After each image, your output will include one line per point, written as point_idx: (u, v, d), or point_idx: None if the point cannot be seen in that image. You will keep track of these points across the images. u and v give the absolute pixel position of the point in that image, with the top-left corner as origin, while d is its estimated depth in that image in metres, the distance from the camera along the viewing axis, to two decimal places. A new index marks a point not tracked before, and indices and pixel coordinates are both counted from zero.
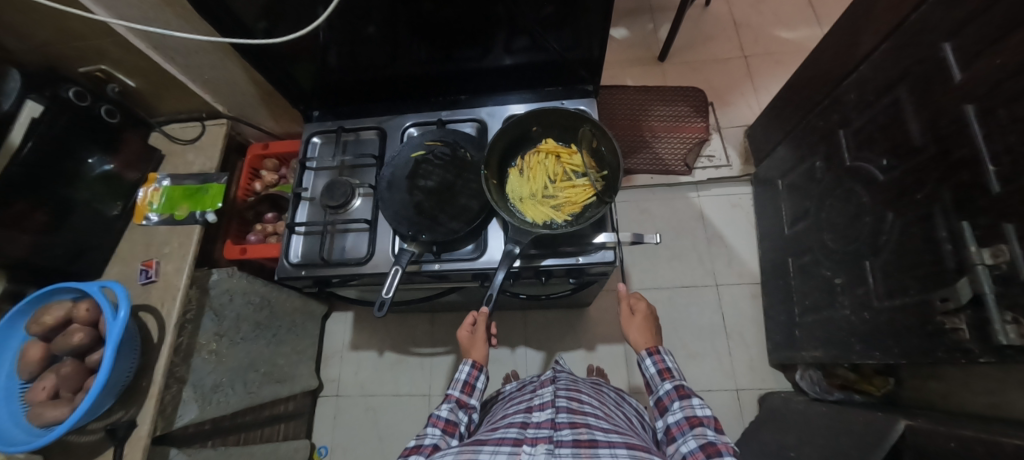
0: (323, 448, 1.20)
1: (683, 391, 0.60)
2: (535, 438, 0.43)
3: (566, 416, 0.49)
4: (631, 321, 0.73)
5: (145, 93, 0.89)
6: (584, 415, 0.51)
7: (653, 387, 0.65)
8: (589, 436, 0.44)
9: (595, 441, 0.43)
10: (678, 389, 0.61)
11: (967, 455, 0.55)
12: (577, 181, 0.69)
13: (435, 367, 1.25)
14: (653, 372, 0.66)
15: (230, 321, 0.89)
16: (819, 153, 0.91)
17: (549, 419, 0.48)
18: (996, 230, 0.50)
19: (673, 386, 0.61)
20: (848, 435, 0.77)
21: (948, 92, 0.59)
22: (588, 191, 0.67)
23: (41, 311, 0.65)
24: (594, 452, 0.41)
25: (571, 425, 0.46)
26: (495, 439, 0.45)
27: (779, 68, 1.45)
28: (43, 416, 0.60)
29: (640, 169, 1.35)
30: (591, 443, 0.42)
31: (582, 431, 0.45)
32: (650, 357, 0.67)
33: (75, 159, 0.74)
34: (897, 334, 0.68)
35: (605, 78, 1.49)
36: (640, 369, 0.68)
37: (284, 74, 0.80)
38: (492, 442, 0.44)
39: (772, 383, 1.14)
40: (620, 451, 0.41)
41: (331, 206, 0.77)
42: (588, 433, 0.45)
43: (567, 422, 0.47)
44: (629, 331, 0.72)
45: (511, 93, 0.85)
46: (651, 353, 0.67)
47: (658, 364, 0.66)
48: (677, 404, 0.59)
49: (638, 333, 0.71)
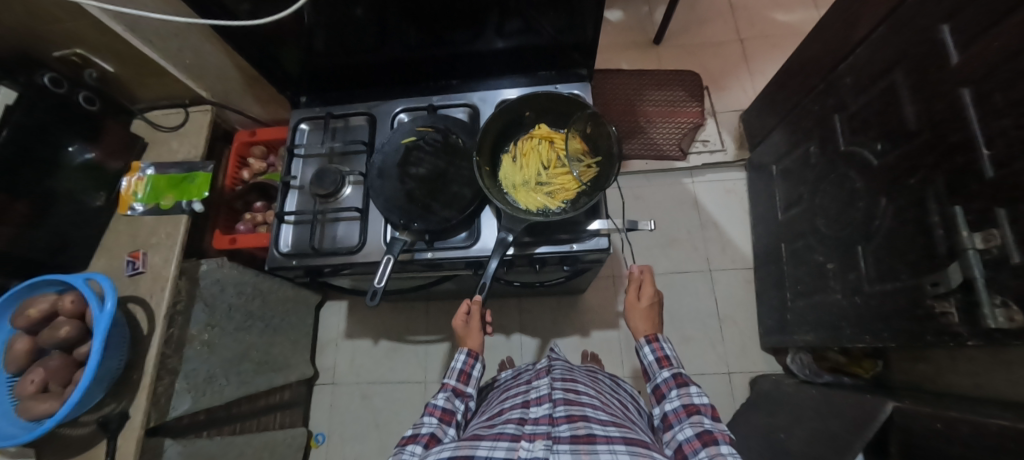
0: (320, 435, 1.21)
1: (681, 380, 0.60)
2: (533, 435, 0.43)
3: (563, 409, 0.49)
4: (636, 307, 0.73)
5: (124, 79, 0.85)
6: (581, 407, 0.51)
7: (651, 375, 0.66)
8: (587, 430, 0.44)
9: (593, 437, 0.43)
10: (676, 378, 0.61)
11: (952, 435, 0.57)
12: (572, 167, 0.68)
13: (430, 354, 1.26)
14: (651, 359, 0.67)
15: (222, 311, 0.88)
16: (814, 138, 0.91)
17: (546, 414, 0.48)
18: (989, 215, 0.50)
19: (671, 374, 0.62)
20: (837, 416, 0.79)
21: (945, 76, 0.58)
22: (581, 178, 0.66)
23: (26, 304, 0.63)
24: (592, 448, 0.40)
25: (569, 420, 0.47)
26: (493, 434, 0.44)
27: (775, 52, 1.43)
28: (32, 410, 0.59)
29: (635, 154, 1.34)
30: (589, 439, 0.42)
31: (579, 425, 0.45)
32: (648, 345, 0.68)
33: (54, 147, 0.72)
34: (887, 318, 0.69)
35: (600, 62, 1.47)
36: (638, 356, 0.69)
37: (268, 57, 0.77)
38: (490, 437, 0.44)
39: (763, 366, 1.15)
40: (619, 446, 0.41)
41: (321, 195, 0.75)
42: (585, 427, 0.45)
43: (564, 417, 0.47)
44: (632, 317, 0.73)
45: (504, 78, 0.83)
46: (649, 340, 0.69)
47: (656, 352, 0.67)
48: (675, 392, 0.59)
49: (640, 320, 0.72)
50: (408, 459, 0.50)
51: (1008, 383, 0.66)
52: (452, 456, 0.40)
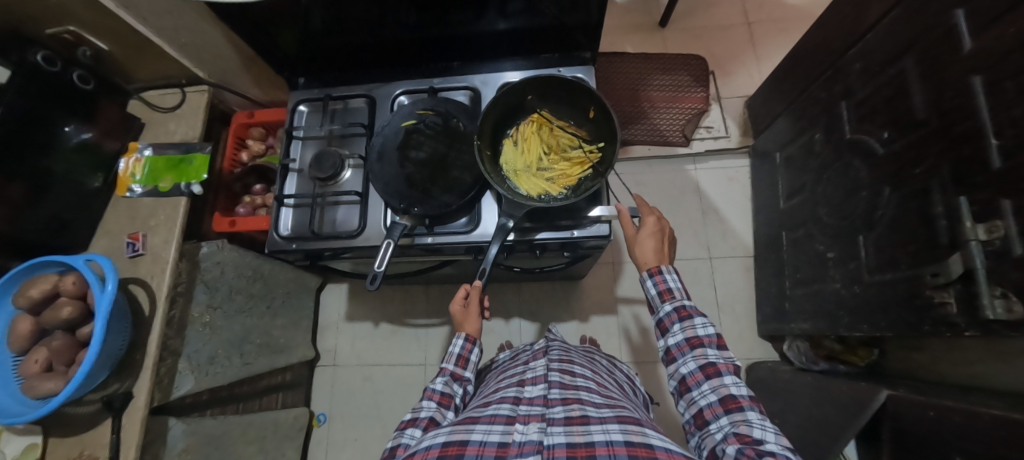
0: (322, 415, 1.23)
1: (684, 313, 0.58)
2: (528, 417, 0.43)
3: (558, 392, 0.50)
4: (638, 234, 0.67)
5: (118, 57, 0.84)
6: (576, 389, 0.51)
7: (653, 308, 0.62)
8: (581, 412, 0.45)
9: (587, 418, 0.43)
10: (680, 311, 0.58)
11: (945, 424, 0.58)
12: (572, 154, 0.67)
13: (430, 337, 1.27)
14: (653, 293, 0.62)
15: (223, 293, 0.89)
16: (819, 125, 0.90)
17: (541, 395, 0.48)
18: (993, 206, 0.50)
19: (674, 309, 0.59)
20: (831, 403, 0.80)
21: (956, 63, 0.57)
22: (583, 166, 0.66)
23: (27, 284, 0.63)
24: (586, 429, 0.41)
25: (563, 402, 0.47)
26: (487, 417, 0.45)
27: (783, 36, 1.40)
28: (37, 388, 0.60)
29: (637, 140, 1.32)
30: (583, 420, 0.43)
31: (574, 407, 0.46)
32: (651, 278, 0.63)
33: (50, 126, 0.71)
34: (885, 308, 0.69)
35: (604, 45, 1.43)
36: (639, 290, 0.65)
37: (266, 37, 0.76)
38: (485, 420, 0.44)
39: (759, 352, 1.17)
40: (613, 426, 0.42)
41: (320, 178, 0.75)
42: (580, 409, 0.45)
43: (559, 399, 0.48)
44: (636, 246, 0.67)
45: (505, 60, 0.81)
46: (652, 273, 0.63)
47: (659, 285, 0.62)
48: (678, 326, 0.57)
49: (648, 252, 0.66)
50: (407, 441, 0.50)
51: (1002, 373, 0.67)
52: (446, 442, 0.40)
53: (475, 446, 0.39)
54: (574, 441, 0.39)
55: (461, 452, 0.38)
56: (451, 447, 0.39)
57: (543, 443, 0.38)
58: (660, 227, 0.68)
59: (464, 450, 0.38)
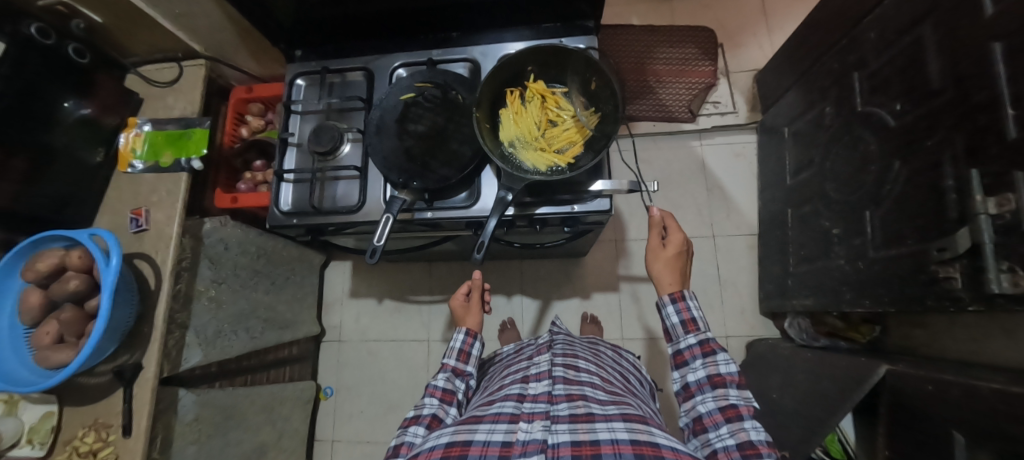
0: (328, 389, 1.27)
1: (708, 347, 0.58)
2: (532, 415, 0.44)
3: (562, 388, 0.50)
4: (664, 253, 0.69)
5: (112, 29, 0.82)
6: (580, 385, 0.52)
7: (672, 337, 0.63)
8: (586, 409, 0.45)
9: (593, 415, 0.44)
10: (703, 345, 0.59)
11: (943, 396, 0.58)
12: (567, 122, 0.66)
13: (433, 314, 1.29)
14: (675, 322, 0.63)
15: (228, 268, 0.90)
16: (830, 98, 0.87)
17: (546, 392, 0.49)
18: (1005, 178, 0.48)
19: (697, 341, 0.59)
20: (828, 378, 0.81)
21: (977, 28, 0.54)
22: (575, 128, 0.65)
23: (34, 258, 0.64)
24: (591, 427, 0.41)
25: (568, 398, 0.48)
26: (492, 415, 0.45)
27: (798, 6, 1.34)
28: (50, 359, 0.61)
29: (642, 116, 1.29)
30: (588, 417, 0.43)
31: (579, 404, 0.46)
32: (673, 303, 0.63)
33: (48, 100, 0.71)
34: (888, 282, 0.69)
35: (609, 16, 1.38)
36: (660, 316, 0.65)
37: (259, 6, 0.73)
38: (489, 419, 0.45)
39: (760, 330, 1.17)
40: (618, 424, 0.43)
41: (319, 152, 0.74)
42: (584, 406, 0.46)
43: (563, 395, 0.48)
44: (656, 263, 0.69)
45: (506, 31, 0.79)
46: (675, 299, 0.64)
47: (682, 313, 0.62)
48: (700, 361, 0.58)
49: (666, 271, 0.68)
50: (411, 440, 0.52)
51: (1005, 350, 0.66)
52: (450, 443, 0.41)
53: (478, 446, 0.40)
54: (579, 439, 0.39)
55: (465, 452, 0.39)
56: (454, 447, 0.40)
57: (547, 442, 0.39)
58: (685, 248, 0.70)
59: (467, 451, 0.39)
